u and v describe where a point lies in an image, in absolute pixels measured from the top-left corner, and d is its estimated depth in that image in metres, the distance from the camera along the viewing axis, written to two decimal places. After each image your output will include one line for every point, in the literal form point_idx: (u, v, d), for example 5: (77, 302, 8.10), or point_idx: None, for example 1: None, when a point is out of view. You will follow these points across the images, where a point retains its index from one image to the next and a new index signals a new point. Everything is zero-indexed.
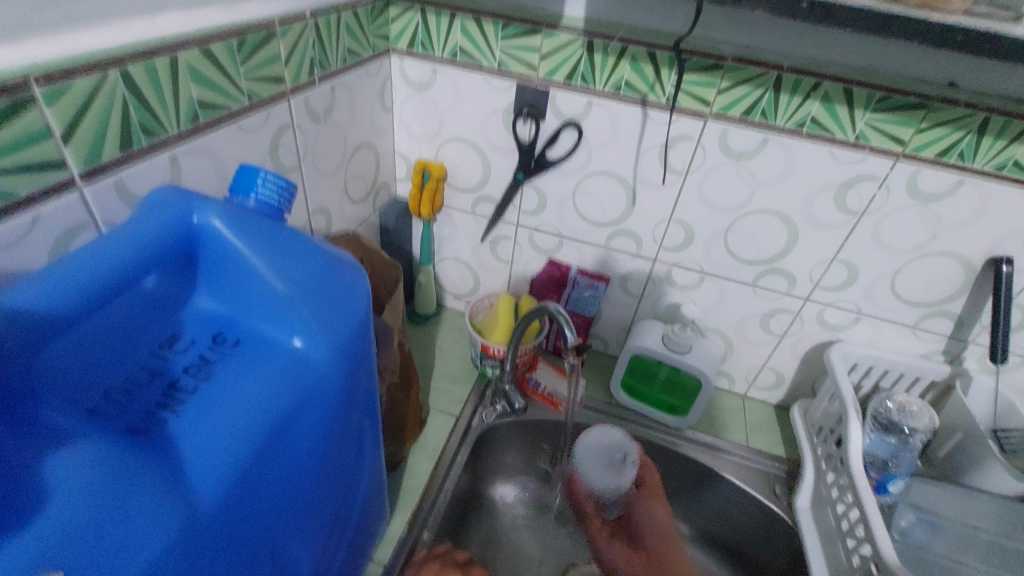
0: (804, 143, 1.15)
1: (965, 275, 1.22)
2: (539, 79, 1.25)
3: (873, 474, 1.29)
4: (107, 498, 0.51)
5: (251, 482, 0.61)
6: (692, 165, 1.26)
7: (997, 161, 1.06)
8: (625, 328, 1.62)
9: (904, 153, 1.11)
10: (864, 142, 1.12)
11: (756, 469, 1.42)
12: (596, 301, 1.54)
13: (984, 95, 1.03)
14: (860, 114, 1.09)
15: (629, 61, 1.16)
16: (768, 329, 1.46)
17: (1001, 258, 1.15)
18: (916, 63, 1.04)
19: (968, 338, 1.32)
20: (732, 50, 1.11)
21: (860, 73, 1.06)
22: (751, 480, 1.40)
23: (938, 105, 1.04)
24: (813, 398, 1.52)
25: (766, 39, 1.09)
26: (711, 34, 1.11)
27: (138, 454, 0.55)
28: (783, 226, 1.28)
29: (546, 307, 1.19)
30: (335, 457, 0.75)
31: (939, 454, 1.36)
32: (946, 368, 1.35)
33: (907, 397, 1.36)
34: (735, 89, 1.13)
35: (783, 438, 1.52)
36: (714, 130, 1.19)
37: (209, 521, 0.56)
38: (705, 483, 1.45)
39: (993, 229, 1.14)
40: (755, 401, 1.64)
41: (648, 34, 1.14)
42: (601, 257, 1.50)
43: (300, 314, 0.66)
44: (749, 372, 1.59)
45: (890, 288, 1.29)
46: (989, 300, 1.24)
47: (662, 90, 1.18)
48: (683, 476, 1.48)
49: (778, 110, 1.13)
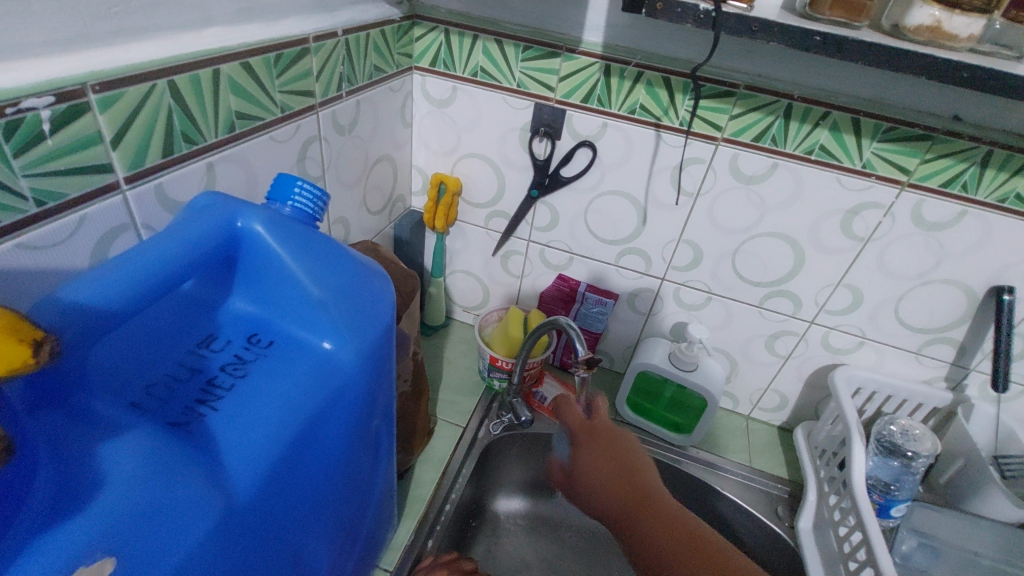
0: (753, 156, 0.65)
1: (958, 297, 0.68)
2: (413, 71, 0.74)
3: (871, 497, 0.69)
4: (137, 500, 0.26)
5: (295, 481, 0.34)
6: (691, 189, 0.70)
7: (998, 193, 0.60)
8: (618, 344, 0.88)
9: (973, 198, 0.61)
10: (871, 169, 0.62)
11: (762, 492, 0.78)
12: (603, 320, 0.83)
13: (984, 130, 0.58)
14: (871, 140, 0.61)
15: (529, 52, 0.67)
16: (775, 345, 0.79)
17: (1004, 288, 0.64)
18: (931, 93, 0.57)
19: (967, 366, 0.72)
20: (547, 39, 0.65)
21: (810, 99, 0.60)
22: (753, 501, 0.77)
23: (941, 140, 0.59)
24: (816, 424, 0.82)
25: (683, 46, 0.62)
26: (537, 14, 0.65)
27: (185, 452, 0.29)
28: (782, 256, 0.71)
29: (555, 319, 0.66)
30: (304, 510, 0.36)
31: (942, 480, 0.73)
32: (948, 398, 0.74)
33: (909, 420, 0.73)
34: (539, 57, 0.67)
35: (790, 463, 0.83)
36: (528, 112, 0.71)
37: (238, 531, 0.30)
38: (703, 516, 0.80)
39: (1007, 242, 0.62)
40: (757, 424, 0.89)
41: (561, 19, 0.64)
42: (491, 234, 0.85)
43: (320, 300, 0.35)
44: (754, 395, 0.87)
45: (879, 312, 0.72)
46: (992, 323, 0.68)
47: (513, 73, 0.69)
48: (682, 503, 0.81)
49: (646, 101, 0.65)
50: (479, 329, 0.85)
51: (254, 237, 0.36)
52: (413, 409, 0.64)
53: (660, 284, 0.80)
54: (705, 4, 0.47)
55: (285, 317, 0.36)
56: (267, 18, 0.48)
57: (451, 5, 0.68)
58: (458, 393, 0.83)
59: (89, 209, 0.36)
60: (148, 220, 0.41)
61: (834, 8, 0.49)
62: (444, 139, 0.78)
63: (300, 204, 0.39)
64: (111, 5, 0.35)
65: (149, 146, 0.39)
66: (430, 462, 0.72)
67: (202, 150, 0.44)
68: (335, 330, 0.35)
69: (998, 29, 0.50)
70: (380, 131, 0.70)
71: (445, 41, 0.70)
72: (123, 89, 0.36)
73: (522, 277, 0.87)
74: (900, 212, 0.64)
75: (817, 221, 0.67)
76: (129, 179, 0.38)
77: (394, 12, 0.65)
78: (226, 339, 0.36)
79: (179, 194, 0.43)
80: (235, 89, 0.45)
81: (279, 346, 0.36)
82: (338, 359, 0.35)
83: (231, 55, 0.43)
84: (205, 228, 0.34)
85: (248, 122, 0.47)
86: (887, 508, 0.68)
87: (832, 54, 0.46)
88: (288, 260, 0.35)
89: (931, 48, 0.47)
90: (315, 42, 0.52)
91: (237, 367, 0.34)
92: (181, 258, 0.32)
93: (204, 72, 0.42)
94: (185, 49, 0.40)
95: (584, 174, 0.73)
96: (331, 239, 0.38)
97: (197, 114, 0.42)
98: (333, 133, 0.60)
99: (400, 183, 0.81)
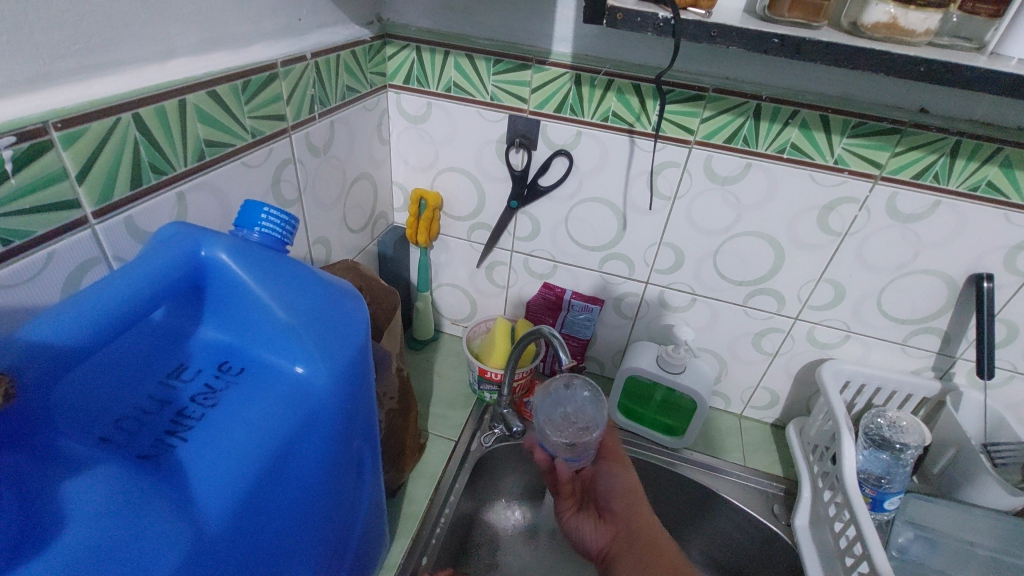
0: (726, 157, 0.66)
1: (940, 287, 0.68)
2: (389, 88, 0.74)
3: (866, 492, 0.68)
4: (106, 539, 0.26)
5: (272, 507, 0.34)
6: (670, 193, 0.70)
7: (970, 181, 0.60)
8: (611, 351, 0.89)
9: (946, 189, 0.61)
10: (843, 165, 0.63)
11: (756, 492, 0.78)
12: (592, 326, 0.83)
13: (950, 120, 0.58)
14: (839, 138, 0.61)
15: (499, 65, 0.67)
16: (761, 342, 0.80)
17: (982, 276, 0.64)
18: (894, 87, 0.58)
19: (954, 353, 0.72)
20: (516, 52, 0.66)
21: (778, 98, 0.61)
22: (750, 501, 0.77)
23: (911, 132, 0.59)
24: (809, 418, 0.82)
25: (649, 54, 0.62)
26: (506, 27, 0.66)
27: (154, 486, 0.29)
28: (763, 254, 0.72)
29: (541, 329, 0.66)
30: (287, 535, 0.36)
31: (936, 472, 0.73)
32: (935, 386, 0.74)
33: (899, 410, 0.73)
34: (511, 70, 0.67)
35: (785, 461, 0.83)
36: (506, 124, 0.71)
37: (213, 562, 0.30)
38: (700, 516, 0.80)
39: (982, 230, 0.63)
40: (750, 421, 0.89)
41: (530, 32, 0.65)
42: (474, 246, 0.85)
43: (291, 325, 0.35)
44: (745, 393, 0.87)
45: (867, 307, 0.72)
46: (974, 312, 0.69)
47: (485, 86, 0.69)
48: (680, 503, 0.81)
49: (616, 107, 0.66)
50: (467, 341, 0.85)
51: (220, 266, 0.36)
52: (401, 426, 0.64)
53: (644, 288, 0.80)
54: (664, 12, 0.48)
55: (255, 343, 0.36)
56: (234, 45, 0.49)
57: (421, 23, 0.69)
58: (449, 407, 0.83)
59: (56, 245, 0.37)
60: (119, 251, 0.41)
61: (792, 9, 0.50)
62: (422, 154, 0.78)
63: (267, 229, 0.39)
64: (71, 44, 0.35)
65: (116, 180, 0.39)
66: (422, 478, 0.72)
67: (171, 180, 0.44)
68: (307, 354, 0.35)
69: (955, 23, 0.50)
70: (357, 150, 0.71)
71: (417, 58, 0.70)
72: (88, 125, 0.36)
73: (507, 287, 0.87)
74: (875, 206, 0.65)
75: (794, 218, 0.68)
76: (97, 213, 0.39)
77: (365, 32, 0.66)
78: (197, 368, 0.36)
79: (150, 225, 0.43)
80: (202, 118, 0.45)
81: (249, 373, 0.35)
82: (310, 384, 0.35)
83: (196, 85, 0.44)
84: (171, 259, 0.34)
85: (216, 149, 0.48)
86: (880, 501, 0.67)
87: (792, 55, 0.47)
88: (255, 286, 0.36)
89: (889, 44, 0.48)
90: (283, 66, 0.53)
91: (207, 396, 0.34)
92: (144, 290, 0.32)
93: (170, 103, 0.42)
94: (149, 82, 0.40)
95: (561, 183, 0.74)
96: (299, 261, 0.38)
97: (165, 145, 0.42)
98: (308, 155, 0.61)
99: (381, 200, 0.81)
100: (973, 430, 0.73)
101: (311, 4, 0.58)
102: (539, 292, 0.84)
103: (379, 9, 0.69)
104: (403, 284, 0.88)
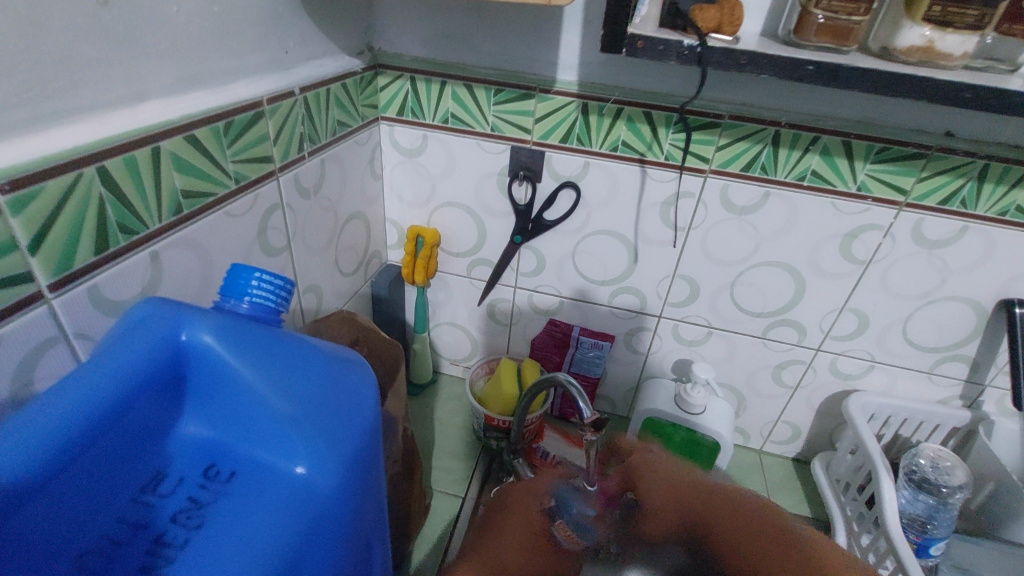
0: (742, 186, 0.62)
1: (970, 314, 0.65)
2: (382, 120, 0.69)
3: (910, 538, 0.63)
4: None
5: None
6: (682, 224, 0.67)
7: (998, 206, 0.58)
8: (621, 388, 0.84)
9: (973, 214, 0.59)
10: (866, 192, 0.60)
11: None
12: (604, 364, 0.79)
13: (977, 143, 0.56)
14: (861, 165, 0.59)
15: (500, 94, 0.63)
16: (781, 374, 0.76)
17: (1013, 302, 0.62)
18: (918, 111, 0.55)
19: (983, 380, 0.69)
20: (517, 82, 0.62)
21: (796, 125, 0.58)
22: None
23: (936, 156, 0.57)
24: (834, 452, 0.78)
25: (660, 81, 0.59)
26: (506, 54, 0.62)
27: None
28: (782, 286, 0.68)
29: (554, 377, 0.58)
30: None
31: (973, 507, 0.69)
32: (965, 415, 0.71)
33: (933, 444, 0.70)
34: (511, 99, 0.63)
35: (810, 499, 0.78)
36: (508, 156, 0.67)
37: None
38: None
39: (1012, 255, 0.60)
40: (770, 456, 0.85)
41: (532, 58, 0.61)
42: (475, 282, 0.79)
43: (287, 414, 0.30)
44: (764, 426, 0.83)
45: (892, 337, 0.69)
46: (1005, 338, 0.66)
47: (484, 117, 0.65)
48: None
49: (625, 136, 0.62)
50: (470, 385, 0.80)
51: (204, 350, 0.31)
52: (406, 491, 0.58)
53: (657, 322, 0.76)
54: (688, 39, 0.44)
55: (248, 440, 0.31)
56: (215, 83, 0.43)
57: (416, 51, 0.64)
58: (453, 458, 0.77)
59: (5, 329, 0.31)
60: (81, 327, 0.35)
61: (820, 33, 0.47)
62: (417, 189, 0.74)
63: (259, 298, 0.34)
64: (23, 91, 0.30)
65: (78, 244, 0.34)
66: (429, 543, 0.66)
67: (144, 240, 0.38)
68: (306, 449, 0.29)
69: (990, 43, 0.47)
70: (349, 188, 0.65)
71: (411, 88, 0.66)
72: (42, 184, 0.31)
73: (511, 325, 0.82)
74: (900, 232, 0.62)
75: (814, 248, 0.65)
76: (55, 286, 0.33)
77: (356, 63, 0.61)
78: (177, 476, 0.31)
79: (119, 293, 0.37)
80: (179, 166, 0.40)
81: (242, 478, 0.30)
82: (312, 486, 0.29)
83: (173, 129, 0.38)
84: (142, 351, 0.29)
85: (197, 200, 0.42)
86: (926, 547, 0.62)
87: (828, 83, 0.43)
88: (243, 370, 0.30)
89: (925, 69, 0.45)
90: (269, 104, 0.48)
91: (191, 514, 0.29)
92: (111, 394, 0.27)
93: (141, 152, 0.36)
94: (114, 129, 0.35)
95: (568, 217, 0.69)
96: (294, 333, 0.33)
97: (136, 202, 0.37)
98: (297, 197, 0.55)
99: (375, 238, 0.76)
100: (1010, 461, 0.70)
101: (298, 36, 0.53)
102: (546, 330, 0.79)
103: (370, 37, 0.65)
104: (399, 325, 0.82)
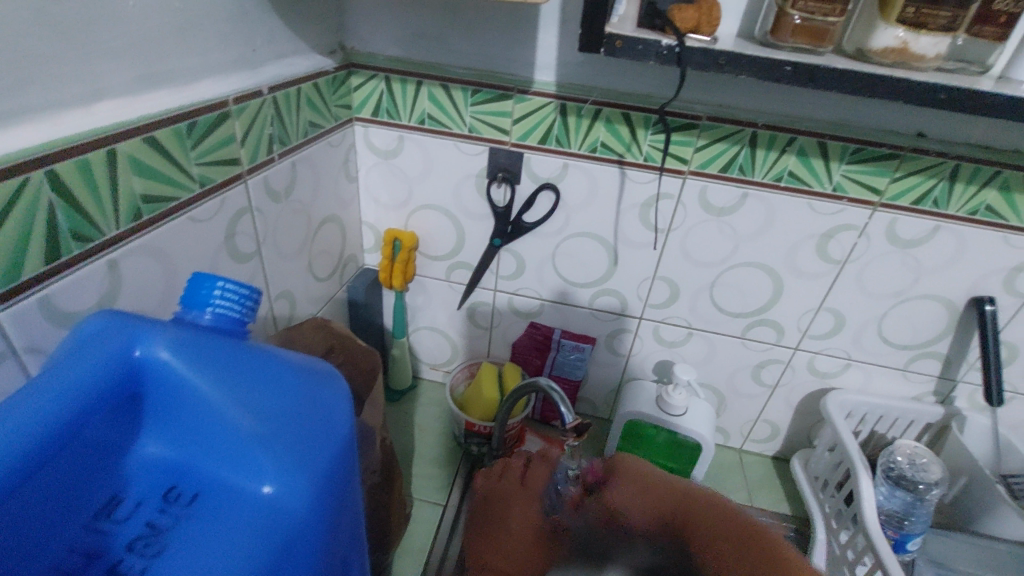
0: (721, 187, 0.62)
1: (942, 311, 0.66)
2: (357, 121, 0.68)
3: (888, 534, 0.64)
4: None
5: None
6: (661, 225, 0.66)
7: (968, 205, 0.59)
8: (602, 390, 0.83)
9: (945, 214, 0.60)
10: (842, 193, 0.60)
11: None
12: (585, 367, 0.78)
13: (948, 143, 0.56)
14: (836, 166, 0.59)
15: (477, 94, 0.62)
16: (760, 374, 0.76)
17: (983, 299, 0.63)
18: (892, 111, 0.56)
19: (955, 376, 0.71)
20: (494, 82, 0.61)
21: (773, 126, 0.58)
22: None
23: (909, 156, 0.57)
24: (813, 450, 0.79)
25: (638, 82, 0.58)
26: (482, 54, 0.60)
27: None
28: (760, 286, 0.69)
29: (537, 382, 0.57)
30: None
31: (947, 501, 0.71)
32: (938, 410, 0.72)
33: (908, 441, 0.71)
34: (489, 99, 0.62)
35: (791, 497, 0.79)
36: (486, 157, 0.66)
37: None
38: None
39: (982, 253, 0.61)
40: (750, 455, 0.85)
41: (509, 58, 0.60)
42: (454, 285, 0.78)
43: (253, 432, 0.28)
44: (744, 426, 0.83)
45: (867, 335, 0.70)
46: (976, 334, 0.67)
47: (461, 117, 0.64)
48: None
49: (603, 137, 0.62)
50: (450, 391, 0.78)
51: (162, 366, 0.29)
52: (385, 501, 0.57)
53: (638, 323, 0.75)
54: (666, 40, 0.44)
55: (211, 459, 0.29)
56: (177, 82, 0.41)
57: (390, 51, 0.63)
58: (433, 465, 0.75)
59: None
60: (32, 341, 0.33)
61: (797, 34, 0.47)
62: (393, 192, 0.72)
63: (222, 308, 0.33)
64: None
65: (26, 252, 0.32)
66: (409, 554, 0.64)
67: (100, 248, 0.36)
68: (273, 469, 0.27)
69: (961, 45, 0.48)
70: (322, 191, 0.64)
71: (386, 89, 0.64)
72: None
73: (491, 328, 0.81)
74: (875, 232, 0.62)
75: (791, 249, 0.65)
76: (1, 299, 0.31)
77: (328, 63, 0.60)
78: (135, 499, 0.29)
79: (73, 304, 0.35)
80: (138, 168, 0.38)
81: (205, 499, 0.29)
82: (280, 507, 0.27)
83: (130, 131, 0.36)
84: (95, 368, 0.27)
85: (158, 205, 0.40)
86: (904, 543, 0.63)
87: (805, 83, 0.43)
88: (205, 386, 0.29)
89: (899, 70, 0.45)
90: (236, 104, 0.46)
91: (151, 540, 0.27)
92: (61, 416, 0.25)
93: (95, 155, 0.34)
94: (65, 130, 0.33)
95: (548, 219, 0.69)
96: (260, 344, 0.31)
97: (90, 208, 0.35)
98: (267, 201, 0.53)
99: (350, 242, 0.74)
100: (982, 454, 0.71)
101: (267, 33, 0.51)
102: (527, 333, 0.78)
103: (343, 36, 0.63)
104: (377, 331, 0.80)
